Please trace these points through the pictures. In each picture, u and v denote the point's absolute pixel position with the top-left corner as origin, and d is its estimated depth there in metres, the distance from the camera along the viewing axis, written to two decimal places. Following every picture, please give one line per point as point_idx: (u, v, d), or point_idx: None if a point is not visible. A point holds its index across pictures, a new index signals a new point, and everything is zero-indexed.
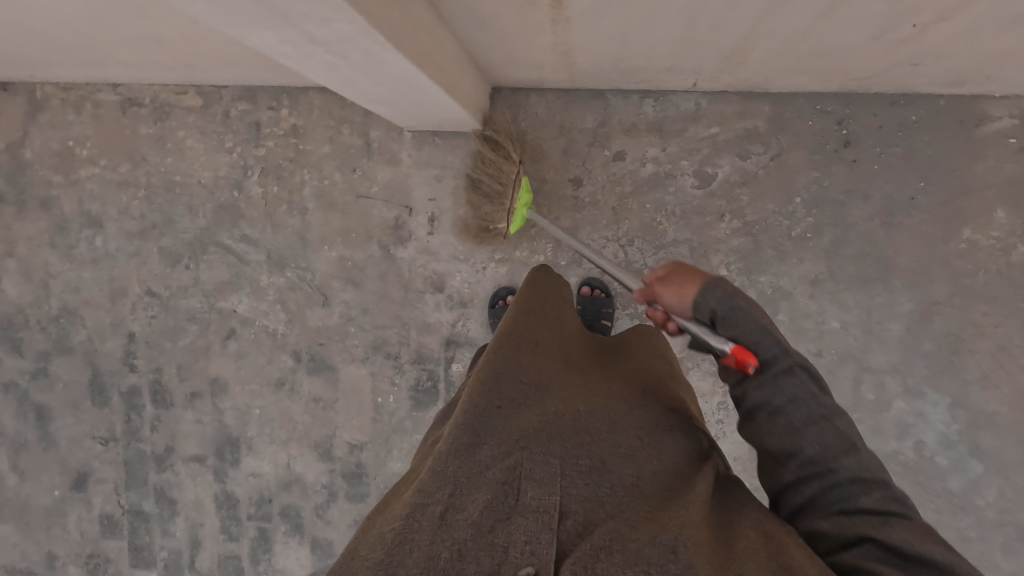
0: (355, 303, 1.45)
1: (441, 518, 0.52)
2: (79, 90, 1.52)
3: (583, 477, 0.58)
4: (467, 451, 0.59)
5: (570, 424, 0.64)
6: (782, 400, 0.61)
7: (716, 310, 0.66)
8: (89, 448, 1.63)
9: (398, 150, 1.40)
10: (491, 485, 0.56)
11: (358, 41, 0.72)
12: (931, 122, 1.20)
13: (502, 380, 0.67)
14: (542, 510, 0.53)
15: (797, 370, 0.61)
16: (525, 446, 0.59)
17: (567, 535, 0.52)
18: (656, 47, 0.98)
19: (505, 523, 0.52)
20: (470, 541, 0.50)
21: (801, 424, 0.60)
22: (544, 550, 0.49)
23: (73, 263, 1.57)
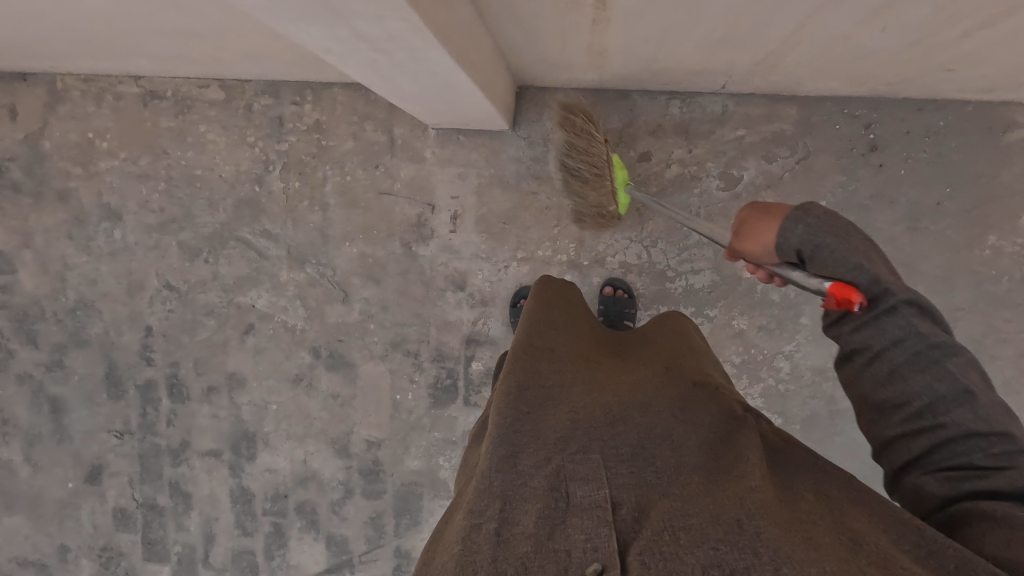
0: (375, 300, 1.45)
1: (497, 536, 0.50)
2: (100, 82, 1.51)
3: (627, 467, 0.58)
4: (507, 460, 0.58)
5: (601, 417, 0.64)
6: (881, 343, 0.59)
7: (801, 249, 0.62)
8: (103, 441, 1.62)
9: (422, 147, 1.40)
10: (540, 492, 0.55)
11: (407, 38, 0.72)
12: (959, 128, 1.20)
13: (527, 388, 0.67)
14: (595, 508, 0.53)
15: (902, 308, 0.58)
16: (563, 449, 0.59)
17: (626, 525, 0.52)
18: (692, 48, 0.98)
19: (562, 528, 0.51)
20: (532, 553, 0.49)
21: (903, 366, 0.58)
22: (607, 545, 0.49)
23: (90, 255, 1.56)
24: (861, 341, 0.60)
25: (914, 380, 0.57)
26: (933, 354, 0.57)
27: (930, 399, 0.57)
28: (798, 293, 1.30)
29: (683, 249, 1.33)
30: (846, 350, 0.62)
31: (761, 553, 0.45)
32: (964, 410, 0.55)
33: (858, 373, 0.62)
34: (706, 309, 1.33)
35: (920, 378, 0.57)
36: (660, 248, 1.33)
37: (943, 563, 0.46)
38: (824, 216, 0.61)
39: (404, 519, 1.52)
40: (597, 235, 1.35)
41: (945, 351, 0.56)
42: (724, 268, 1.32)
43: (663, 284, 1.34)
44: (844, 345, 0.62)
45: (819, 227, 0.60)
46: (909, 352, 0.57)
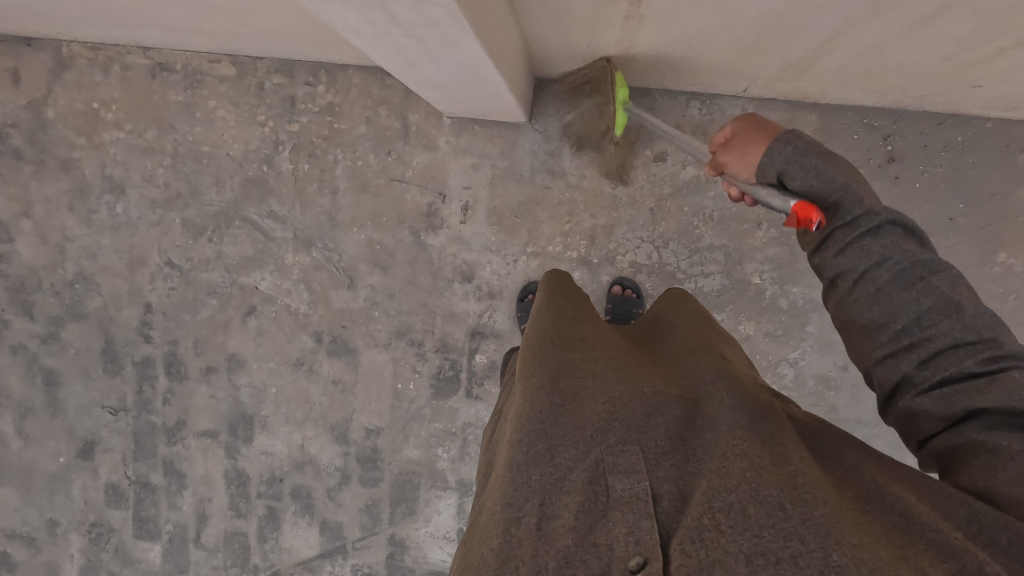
0: (381, 288, 1.44)
1: (538, 532, 0.53)
2: (108, 51, 1.47)
3: (668, 456, 0.58)
4: (544, 456, 0.59)
5: (638, 403, 0.63)
6: (866, 264, 0.62)
7: (782, 169, 0.67)
8: (98, 416, 1.60)
9: (436, 135, 1.38)
10: (579, 486, 0.56)
11: (442, 25, 0.70)
12: (978, 144, 1.20)
13: (561, 381, 0.67)
14: (636, 499, 0.53)
15: (886, 230, 0.62)
16: (601, 441, 0.59)
17: (668, 516, 0.52)
18: (722, 50, 0.97)
19: (603, 521, 0.53)
20: (574, 547, 0.51)
21: (889, 286, 0.60)
22: (649, 538, 0.50)
23: (91, 228, 1.53)
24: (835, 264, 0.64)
25: (900, 297, 0.59)
26: (921, 269, 0.60)
27: (916, 315, 0.59)
28: (807, 301, 1.30)
29: (692, 251, 1.32)
30: (830, 275, 0.65)
31: (807, 541, 0.45)
32: (952, 321, 0.57)
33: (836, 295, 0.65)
34: (713, 312, 1.33)
35: (911, 297, 0.59)
36: (672, 250, 1.32)
37: (994, 536, 0.45)
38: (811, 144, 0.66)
39: (399, 508, 1.51)
40: (609, 232, 1.34)
41: (929, 268, 0.59)
42: (734, 272, 1.31)
43: (672, 285, 1.34)
44: (821, 261, 0.66)
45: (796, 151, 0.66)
46: (894, 270, 0.60)
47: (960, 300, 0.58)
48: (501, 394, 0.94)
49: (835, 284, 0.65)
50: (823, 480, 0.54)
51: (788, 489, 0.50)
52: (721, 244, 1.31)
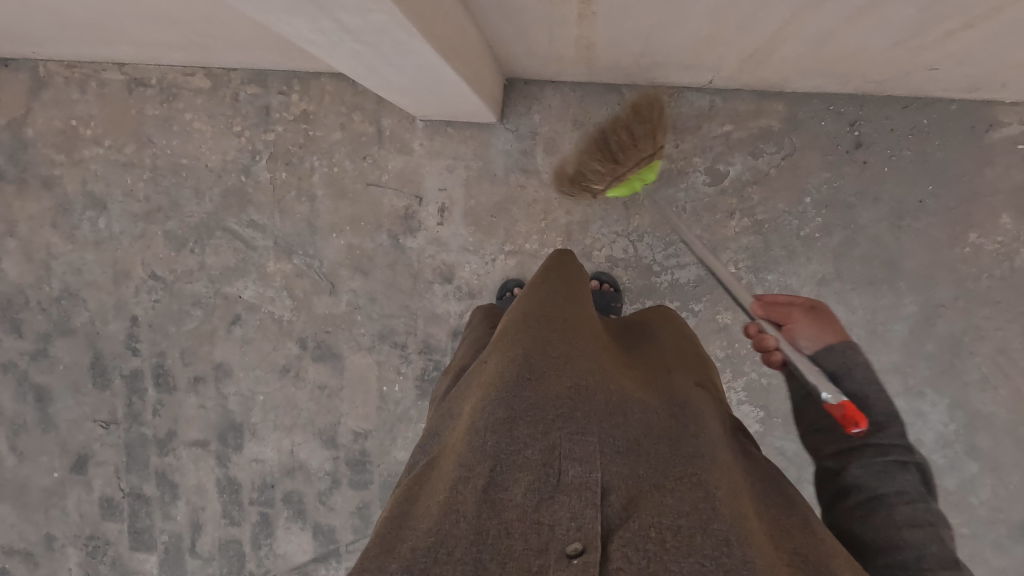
0: (362, 292, 1.45)
1: (484, 495, 0.55)
2: (84, 69, 1.49)
3: (622, 457, 0.60)
4: (504, 424, 0.59)
5: (607, 401, 0.65)
6: (882, 485, 0.60)
7: (836, 372, 0.68)
8: (90, 430, 1.62)
9: (410, 139, 1.39)
10: (533, 465, 0.57)
11: (392, 32, 0.72)
12: (943, 126, 1.21)
13: (536, 353, 0.66)
14: (585, 489, 0.55)
15: (912, 467, 0.61)
16: (562, 428, 0.59)
17: (612, 511, 0.55)
18: (680, 43, 0.99)
19: (549, 502, 0.55)
20: (517, 521, 0.53)
21: (901, 515, 0.58)
22: (591, 527, 0.52)
23: (75, 244, 1.55)
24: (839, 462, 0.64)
25: (909, 531, 0.57)
26: (932, 517, 0.58)
27: (919, 551, 0.56)
28: (782, 289, 1.30)
29: (668, 243, 1.33)
30: (846, 484, 0.63)
31: None
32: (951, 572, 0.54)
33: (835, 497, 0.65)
34: (691, 303, 1.34)
35: (918, 535, 0.57)
36: (647, 242, 1.33)
37: None
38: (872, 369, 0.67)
39: None
40: (584, 228, 1.35)
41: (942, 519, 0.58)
42: (710, 263, 1.32)
43: (649, 278, 1.34)
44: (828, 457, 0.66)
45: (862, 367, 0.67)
46: (912, 505, 0.58)
47: (961, 562, 0.55)
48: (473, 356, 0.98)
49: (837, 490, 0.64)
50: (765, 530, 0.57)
51: (732, 522, 0.54)
52: (695, 235, 1.31)
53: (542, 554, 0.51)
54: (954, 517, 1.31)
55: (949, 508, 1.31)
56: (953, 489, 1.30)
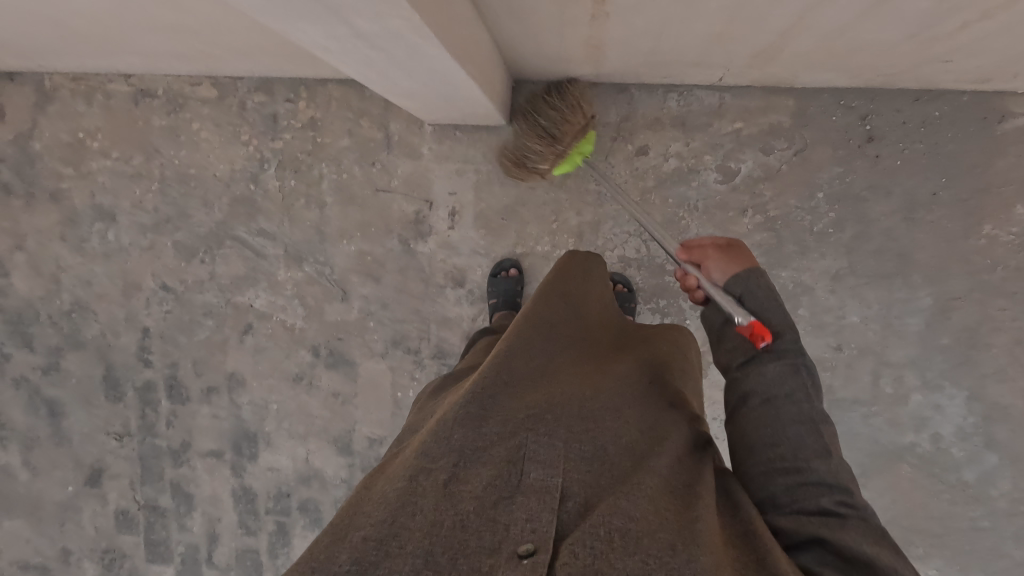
0: (374, 298, 1.45)
1: (444, 488, 0.55)
2: (89, 81, 1.49)
3: (587, 462, 0.61)
4: (473, 418, 0.61)
5: (576, 406, 0.66)
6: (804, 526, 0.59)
7: (744, 293, 0.74)
8: (103, 443, 1.62)
9: (418, 144, 1.39)
10: (495, 460, 0.58)
11: (407, 37, 0.71)
12: (955, 118, 1.20)
13: (513, 357, 0.69)
14: (544, 491, 0.56)
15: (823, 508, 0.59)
16: (529, 429, 0.61)
17: (568, 516, 0.55)
18: (690, 42, 0.98)
19: (508, 501, 0.55)
20: (472, 515, 0.53)
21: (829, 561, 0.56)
22: (545, 530, 0.52)
23: (84, 257, 1.55)
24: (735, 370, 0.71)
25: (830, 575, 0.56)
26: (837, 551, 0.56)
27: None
28: (796, 285, 1.30)
29: (680, 242, 1.32)
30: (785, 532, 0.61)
31: None
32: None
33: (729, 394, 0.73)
34: None
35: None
36: (659, 242, 1.33)
37: None
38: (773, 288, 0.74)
39: None
40: (596, 229, 1.34)
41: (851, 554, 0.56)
42: None
43: (662, 277, 1.34)
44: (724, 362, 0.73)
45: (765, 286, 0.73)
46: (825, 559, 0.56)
47: (834, 451, 0.62)
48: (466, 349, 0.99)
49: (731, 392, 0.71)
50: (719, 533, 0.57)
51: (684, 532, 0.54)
52: (708, 234, 1.31)
53: (493, 553, 0.50)
54: (973, 510, 1.30)
55: (969, 501, 1.31)
56: (972, 482, 1.30)
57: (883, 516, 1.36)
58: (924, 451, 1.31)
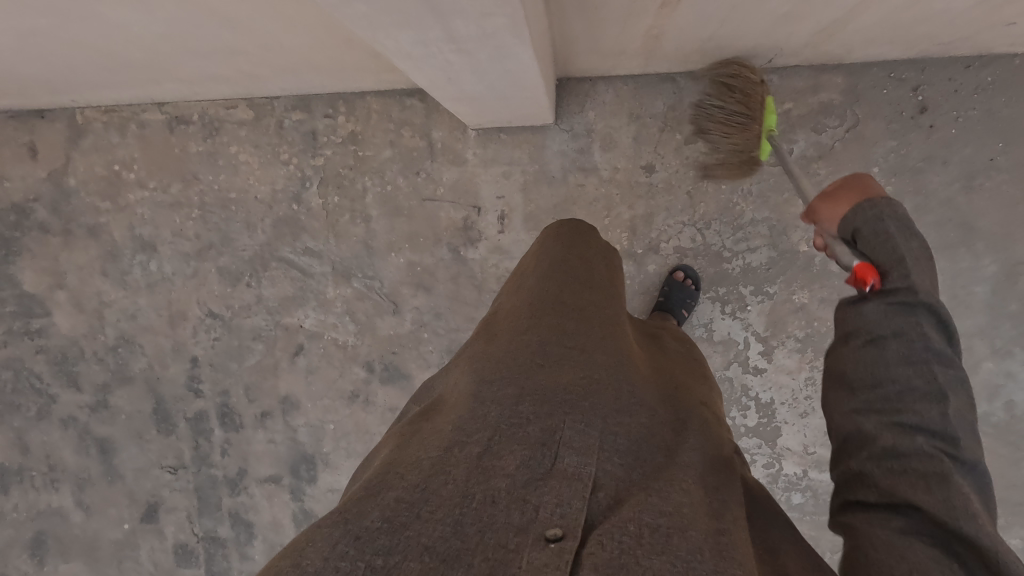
0: (427, 309, 1.43)
1: (477, 461, 0.58)
2: (121, 112, 1.47)
3: (619, 458, 0.62)
4: (510, 403, 0.65)
5: (610, 400, 0.69)
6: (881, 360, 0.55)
7: (859, 228, 0.63)
8: (157, 477, 1.59)
9: (462, 149, 1.37)
10: (530, 442, 0.60)
11: (499, 37, 0.70)
12: (1009, 82, 1.19)
13: (548, 348, 0.74)
14: (575, 478, 0.57)
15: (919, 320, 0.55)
16: (564, 417, 0.63)
17: (597, 506, 0.55)
18: (754, 24, 0.97)
19: (540, 482, 0.56)
20: (504, 490, 0.55)
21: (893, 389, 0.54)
22: (574, 516, 0.52)
23: (127, 290, 1.53)
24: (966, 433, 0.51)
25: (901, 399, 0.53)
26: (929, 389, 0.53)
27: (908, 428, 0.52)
28: None
29: (736, 228, 1.31)
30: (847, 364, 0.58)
31: None
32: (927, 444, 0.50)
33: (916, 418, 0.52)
34: (765, 286, 1.31)
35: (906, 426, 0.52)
36: (715, 230, 1.31)
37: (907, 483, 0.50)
38: (902, 216, 0.62)
39: None
40: (649, 221, 1.33)
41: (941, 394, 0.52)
42: (781, 243, 1.30)
43: (719, 265, 1.33)
44: (945, 392, 0.52)
45: (895, 217, 0.61)
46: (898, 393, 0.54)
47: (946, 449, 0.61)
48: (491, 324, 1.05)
49: (958, 441, 0.50)
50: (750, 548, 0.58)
51: (712, 536, 0.54)
52: (764, 217, 1.29)
53: (522, 531, 0.50)
54: None
55: None
56: None
57: None
58: (998, 420, 1.30)
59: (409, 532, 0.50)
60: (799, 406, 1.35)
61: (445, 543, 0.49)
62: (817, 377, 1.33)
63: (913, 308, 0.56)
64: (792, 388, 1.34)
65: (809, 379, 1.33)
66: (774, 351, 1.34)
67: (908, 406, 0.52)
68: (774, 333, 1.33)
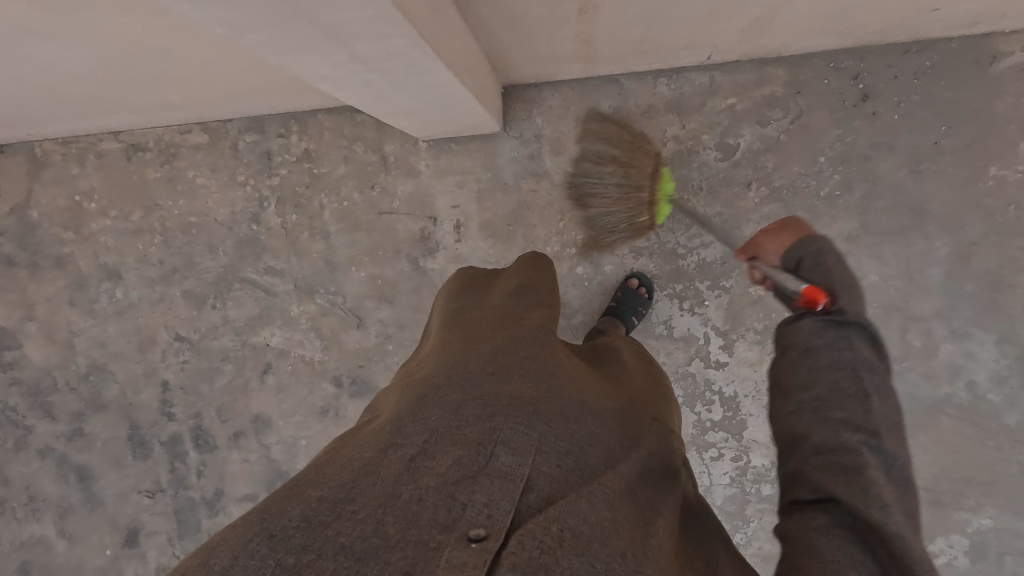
0: (391, 321, 1.44)
1: (410, 464, 0.58)
2: (80, 142, 1.49)
3: (558, 458, 0.60)
4: (455, 408, 0.65)
5: (557, 405, 0.67)
6: (815, 341, 0.62)
7: (802, 258, 0.69)
8: (136, 502, 1.60)
9: (416, 161, 1.39)
10: (467, 444, 0.59)
11: (407, 55, 0.70)
12: (947, 65, 1.21)
13: (501, 356, 0.75)
14: (508, 477, 0.55)
15: (850, 324, 0.61)
16: (505, 418, 0.62)
17: (526, 506, 0.54)
18: (681, 25, 0.98)
19: (471, 479, 0.55)
20: (432, 490, 0.53)
21: (825, 366, 0.60)
22: (500, 515, 0.51)
23: (96, 318, 1.55)
24: (888, 424, 0.57)
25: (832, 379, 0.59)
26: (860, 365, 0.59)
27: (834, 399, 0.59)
28: None
29: (690, 224, 1.31)
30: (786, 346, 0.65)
31: None
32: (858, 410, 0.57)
33: (844, 415, 0.58)
34: (722, 280, 1.32)
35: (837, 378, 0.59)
36: (668, 227, 1.32)
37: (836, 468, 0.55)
38: (835, 254, 0.67)
39: None
40: None
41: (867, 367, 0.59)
42: (735, 237, 1.30)
43: (675, 262, 1.33)
44: (869, 390, 0.58)
45: (829, 255, 0.67)
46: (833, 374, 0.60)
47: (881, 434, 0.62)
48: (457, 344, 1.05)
49: (877, 433, 0.56)
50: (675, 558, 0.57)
51: (637, 548, 0.53)
52: (716, 212, 1.30)
53: (444, 531, 0.49)
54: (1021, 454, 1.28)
55: (1014, 446, 1.29)
56: (1015, 425, 1.28)
57: (930, 472, 1.33)
58: (962, 401, 1.29)
59: (327, 532, 0.49)
60: (762, 398, 1.36)
61: (362, 543, 0.48)
62: None
63: (843, 321, 0.62)
64: (755, 380, 1.35)
65: None
66: (734, 345, 1.34)
67: (837, 408, 0.58)
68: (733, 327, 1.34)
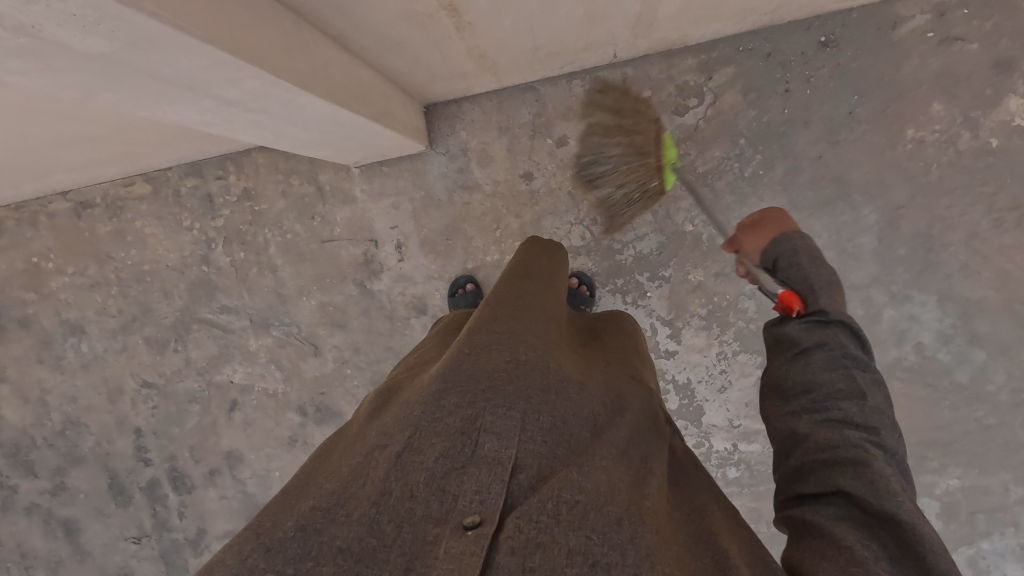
0: (345, 346, 1.47)
1: (397, 459, 0.52)
2: (30, 206, 1.53)
3: (544, 435, 0.55)
4: (433, 395, 0.59)
5: (539, 379, 0.61)
6: (806, 341, 0.62)
7: (779, 258, 0.73)
8: (123, 549, 1.64)
9: (350, 188, 1.42)
10: (449, 433, 0.54)
11: (271, 93, 0.73)
12: (850, 36, 1.22)
13: (477, 334, 0.67)
14: (497, 463, 0.51)
15: (834, 323, 0.62)
16: (487, 400, 0.57)
17: (519, 489, 0.50)
18: (564, 28, 1.01)
19: (458, 472, 0.50)
20: (422, 484, 0.49)
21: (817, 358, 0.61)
22: (493, 500, 0.48)
23: (64, 374, 1.58)
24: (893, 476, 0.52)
25: (821, 372, 0.59)
26: (848, 359, 0.60)
27: (829, 390, 0.58)
28: None
29: None
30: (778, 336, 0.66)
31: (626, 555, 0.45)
32: (850, 403, 0.57)
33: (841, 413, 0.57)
34: (660, 270, 1.33)
35: (827, 374, 0.59)
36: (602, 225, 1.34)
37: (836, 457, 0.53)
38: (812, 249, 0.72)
39: None
40: (538, 226, 1.36)
41: (853, 360, 0.60)
42: (667, 226, 1.31)
43: (613, 258, 1.35)
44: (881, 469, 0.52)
45: (805, 253, 0.71)
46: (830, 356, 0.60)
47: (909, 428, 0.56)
48: (432, 332, 1.00)
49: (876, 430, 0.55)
50: (664, 511, 0.55)
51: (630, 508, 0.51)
52: None
53: (440, 522, 0.46)
54: (975, 410, 1.29)
55: (968, 402, 1.29)
56: (967, 383, 1.29)
57: None
58: (911, 363, 1.30)
59: (325, 537, 0.44)
60: (716, 381, 1.37)
61: (360, 543, 0.44)
62: (727, 351, 1.34)
63: (827, 323, 0.63)
64: (705, 365, 1.36)
65: (720, 354, 1.35)
66: (681, 331, 1.35)
67: (833, 405, 0.57)
68: (677, 315, 1.35)
